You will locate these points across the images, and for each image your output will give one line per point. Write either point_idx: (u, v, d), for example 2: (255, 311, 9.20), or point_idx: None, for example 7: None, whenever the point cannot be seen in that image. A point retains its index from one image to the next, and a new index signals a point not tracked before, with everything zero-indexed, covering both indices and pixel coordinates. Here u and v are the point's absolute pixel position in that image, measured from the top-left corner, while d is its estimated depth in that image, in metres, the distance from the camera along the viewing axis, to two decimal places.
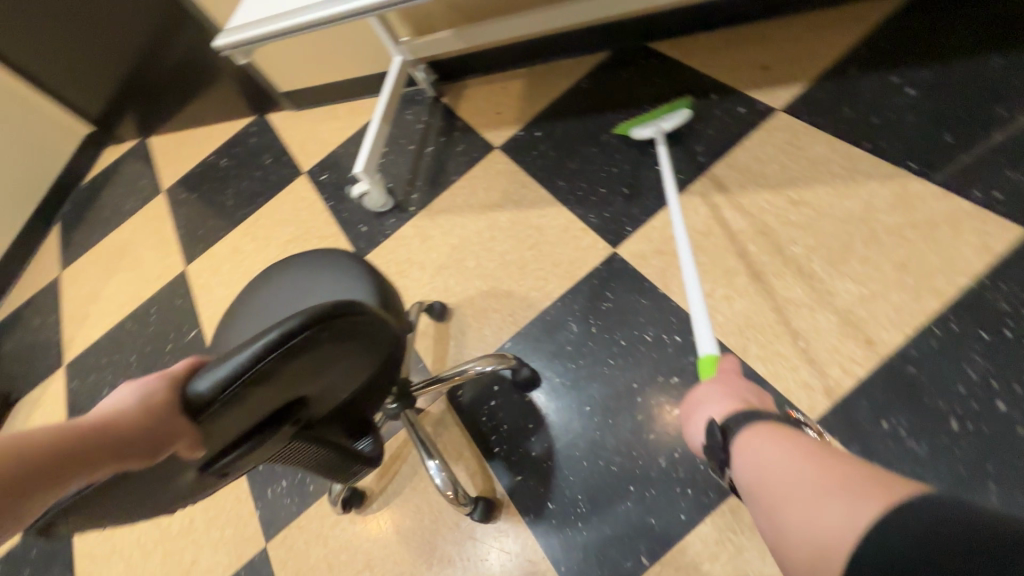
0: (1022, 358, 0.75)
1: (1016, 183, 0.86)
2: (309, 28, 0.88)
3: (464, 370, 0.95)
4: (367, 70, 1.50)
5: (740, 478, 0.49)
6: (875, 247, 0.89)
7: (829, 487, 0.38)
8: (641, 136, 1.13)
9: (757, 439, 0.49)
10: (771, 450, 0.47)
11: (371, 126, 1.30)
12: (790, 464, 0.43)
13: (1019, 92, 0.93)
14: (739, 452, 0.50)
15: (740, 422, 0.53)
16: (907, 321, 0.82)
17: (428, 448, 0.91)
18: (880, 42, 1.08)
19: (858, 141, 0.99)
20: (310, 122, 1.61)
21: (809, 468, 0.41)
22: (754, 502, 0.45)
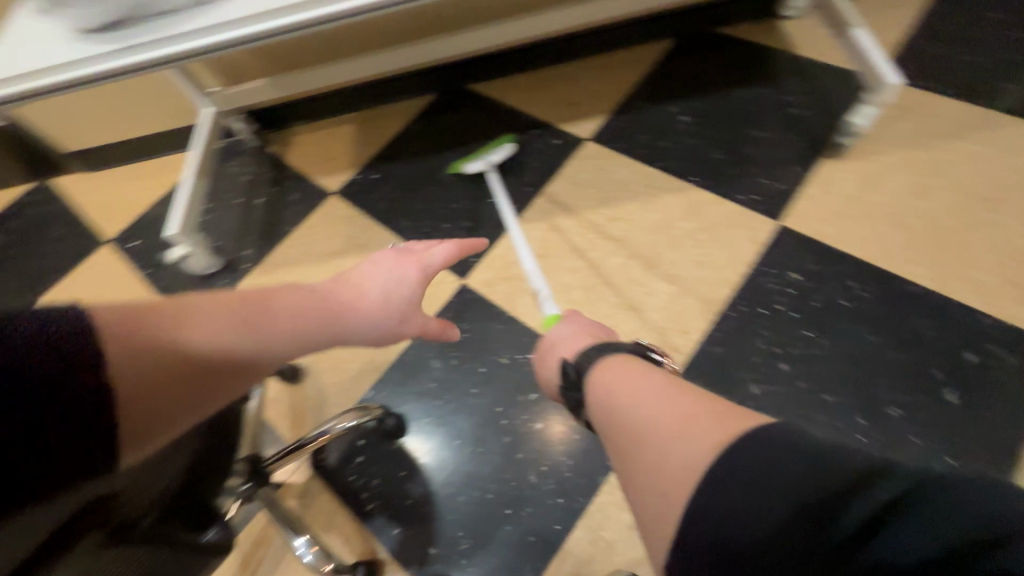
0: (792, 325, 0.92)
1: (767, 186, 1.07)
2: (78, 86, 0.78)
3: (326, 430, 0.88)
4: (176, 122, 1.37)
5: (598, 408, 0.52)
6: (678, 249, 1.04)
7: (680, 429, 0.41)
8: (473, 170, 1.19)
9: (614, 375, 0.53)
10: (629, 383, 0.51)
11: (183, 183, 1.18)
12: (646, 401, 0.46)
13: (758, 115, 1.17)
14: (599, 384, 0.54)
15: (591, 360, 0.57)
16: (710, 309, 0.97)
17: (292, 524, 0.83)
18: (657, 79, 1.28)
19: (653, 161, 1.16)
20: (109, 182, 1.41)
21: (662, 406, 0.44)
22: (610, 434, 0.49)
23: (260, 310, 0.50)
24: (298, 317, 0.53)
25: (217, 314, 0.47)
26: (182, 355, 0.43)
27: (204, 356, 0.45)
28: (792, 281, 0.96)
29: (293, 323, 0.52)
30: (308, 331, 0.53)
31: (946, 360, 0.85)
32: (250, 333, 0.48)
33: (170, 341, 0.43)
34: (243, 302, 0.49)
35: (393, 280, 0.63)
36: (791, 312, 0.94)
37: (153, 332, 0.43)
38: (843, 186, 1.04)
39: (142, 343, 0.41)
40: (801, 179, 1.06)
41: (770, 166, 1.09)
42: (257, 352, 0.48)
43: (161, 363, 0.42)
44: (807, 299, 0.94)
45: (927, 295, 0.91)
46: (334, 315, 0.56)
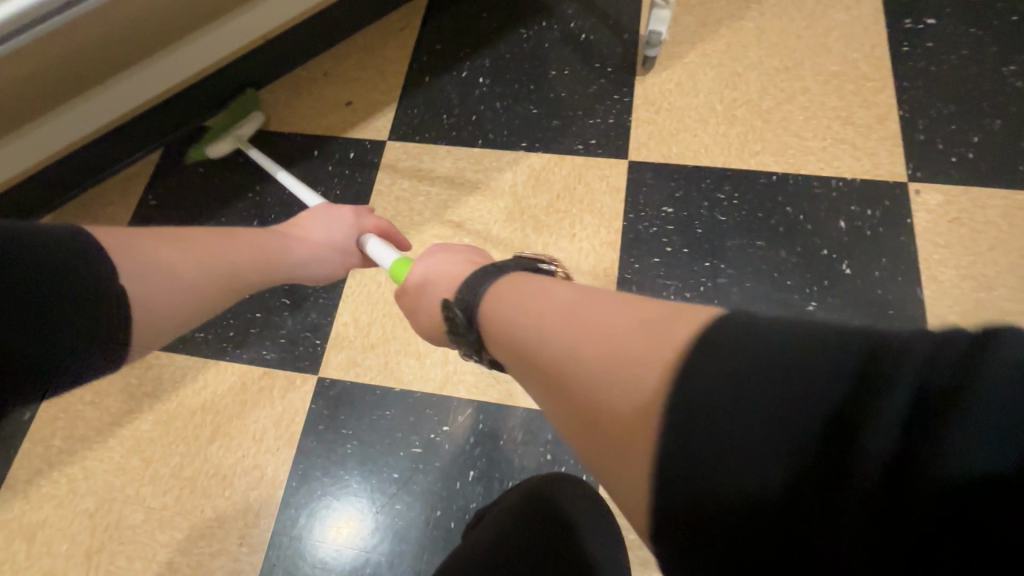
0: (689, 261, 0.85)
1: (598, 125, 0.97)
2: None
3: None
4: None
5: (498, 333, 0.44)
6: (545, 230, 0.90)
7: (619, 348, 0.33)
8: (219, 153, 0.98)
9: (509, 295, 0.45)
10: (525, 304, 0.43)
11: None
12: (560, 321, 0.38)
13: (554, 52, 1.04)
14: (496, 305, 0.45)
15: (479, 292, 0.47)
16: (607, 281, 0.85)
17: None
18: (431, 43, 1.08)
19: (472, 139, 0.98)
20: None
21: (579, 323, 0.37)
22: (526, 367, 0.41)
23: (227, 242, 0.60)
24: (249, 249, 0.62)
25: (191, 234, 0.58)
26: (164, 268, 0.53)
27: (195, 274, 0.56)
28: (668, 215, 0.88)
29: (250, 254, 0.62)
30: (260, 259, 0.63)
31: (828, 235, 0.84)
32: (226, 256, 0.59)
33: (158, 256, 0.53)
34: (211, 237, 0.60)
35: (340, 228, 0.72)
36: (683, 248, 0.86)
37: (157, 249, 0.53)
38: (666, 99, 0.97)
39: (140, 261, 0.51)
40: (627, 107, 0.98)
41: (591, 102, 0.99)
42: (224, 277, 0.59)
43: (155, 267, 0.52)
44: (689, 229, 0.87)
45: (786, 180, 0.89)
46: (282, 254, 0.66)
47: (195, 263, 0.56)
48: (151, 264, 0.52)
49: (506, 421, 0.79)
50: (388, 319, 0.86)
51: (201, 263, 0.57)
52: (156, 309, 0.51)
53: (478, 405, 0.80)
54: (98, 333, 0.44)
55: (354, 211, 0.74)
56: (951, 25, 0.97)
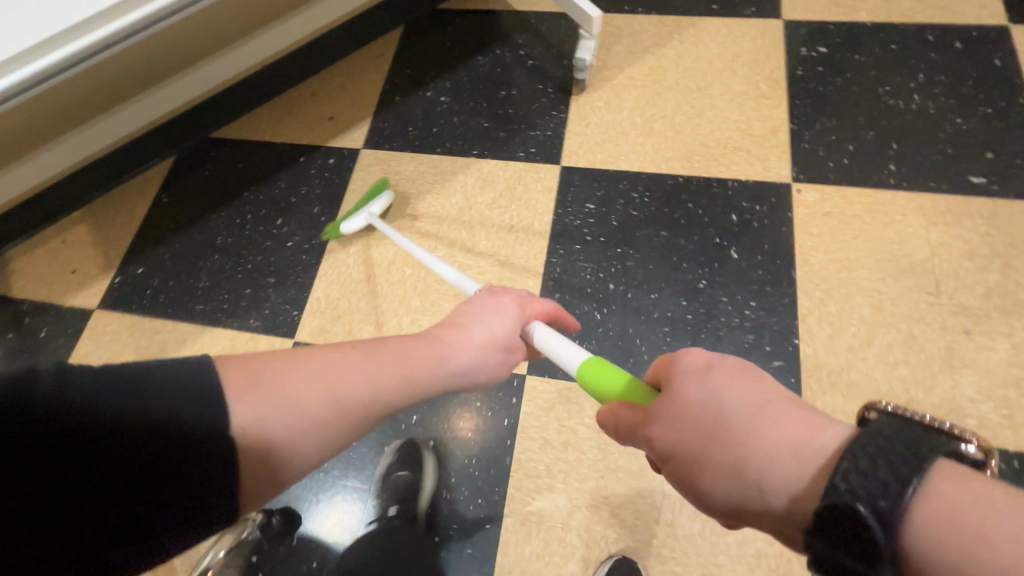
0: (606, 248, 1.01)
1: (538, 136, 1.15)
2: None
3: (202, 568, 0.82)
4: None
5: (900, 535, 0.31)
6: (488, 222, 1.07)
7: None
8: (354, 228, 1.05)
9: (933, 482, 0.32)
10: (766, 424, 0.39)
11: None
12: (939, 495, 0.31)
13: (506, 75, 1.23)
14: (918, 502, 0.31)
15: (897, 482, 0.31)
16: (537, 264, 1.02)
17: None
18: (402, 68, 1.27)
19: (432, 148, 1.16)
20: None
21: (926, 494, 0.31)
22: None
23: (380, 360, 0.51)
24: (417, 372, 0.53)
25: (375, 400, 0.49)
26: (290, 402, 0.44)
27: (320, 406, 0.45)
28: (590, 210, 1.05)
29: (408, 372, 0.52)
30: (424, 378, 0.53)
31: (721, 226, 1.01)
32: (364, 383, 0.49)
33: (281, 381, 0.45)
34: (364, 349, 0.52)
35: (499, 318, 0.63)
36: (600, 237, 1.02)
37: (272, 377, 0.44)
38: (596, 114, 1.15)
39: (266, 392, 0.43)
40: (562, 121, 1.15)
41: (533, 118, 1.17)
42: (363, 394, 0.48)
43: (278, 398, 0.44)
44: (607, 221, 1.04)
45: (690, 181, 1.06)
46: (447, 364, 0.56)
47: (327, 393, 0.46)
48: (271, 401, 0.43)
49: None
50: (354, 295, 1.04)
51: (340, 395, 0.47)
52: (279, 450, 0.43)
53: None
54: (209, 489, 0.39)
55: (517, 303, 0.66)
56: (839, 53, 1.14)
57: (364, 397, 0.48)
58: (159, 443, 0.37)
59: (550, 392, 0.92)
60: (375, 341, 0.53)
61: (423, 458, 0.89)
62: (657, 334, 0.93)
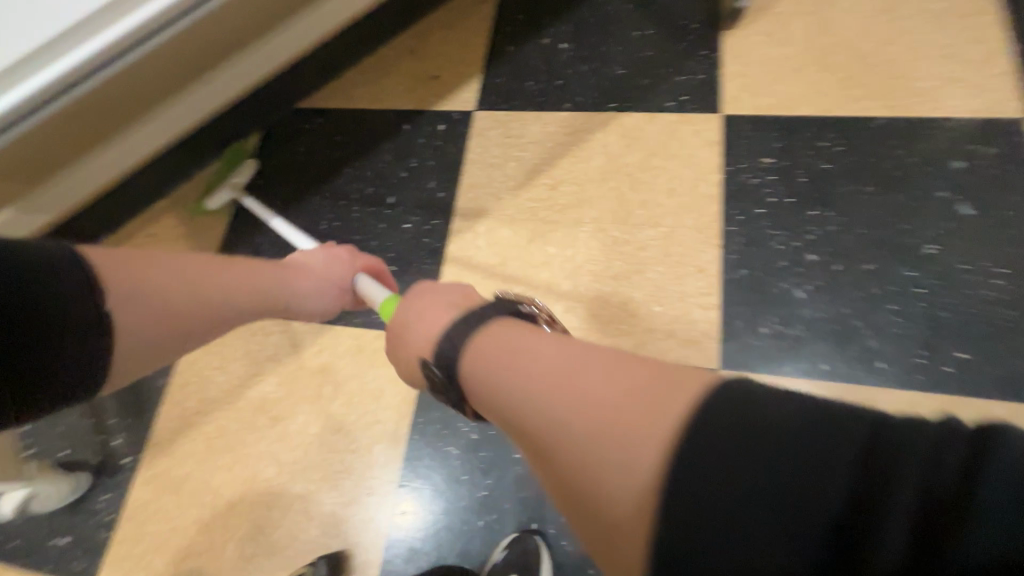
0: (796, 211, 0.83)
1: (689, 81, 0.96)
2: None
3: None
4: None
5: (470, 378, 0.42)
6: (641, 187, 0.90)
7: (608, 420, 0.33)
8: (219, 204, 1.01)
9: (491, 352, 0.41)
10: (559, 393, 0.35)
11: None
12: (499, 351, 0.41)
13: (635, 13, 1.04)
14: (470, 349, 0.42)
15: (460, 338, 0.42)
16: (711, 235, 0.84)
17: None
18: (511, 13, 1.09)
19: (559, 103, 0.99)
20: None
21: (600, 424, 0.33)
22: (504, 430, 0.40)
23: (221, 270, 0.58)
24: (258, 301, 0.61)
25: (208, 300, 0.56)
26: (144, 308, 0.51)
27: (161, 305, 0.52)
28: (770, 166, 0.87)
29: (248, 306, 0.60)
30: (254, 295, 0.60)
31: (943, 176, 0.82)
32: (211, 294, 0.56)
33: (146, 282, 0.52)
34: (212, 264, 0.57)
35: (343, 268, 0.68)
36: (787, 199, 0.84)
37: (137, 276, 0.51)
38: (757, 51, 0.95)
39: (113, 282, 0.49)
40: (715, 61, 0.96)
41: (679, 60, 0.98)
42: (204, 307, 0.56)
43: (146, 300, 0.51)
44: (793, 177, 0.86)
45: (892, 123, 0.86)
46: (286, 292, 0.63)
47: (152, 293, 0.52)
48: (142, 290, 0.51)
49: None
50: (491, 281, 0.89)
51: (162, 296, 0.53)
52: (136, 341, 0.51)
53: None
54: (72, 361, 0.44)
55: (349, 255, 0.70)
56: None
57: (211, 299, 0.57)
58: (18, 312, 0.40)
59: None
60: (219, 257, 0.59)
61: None
62: (880, 314, 0.76)
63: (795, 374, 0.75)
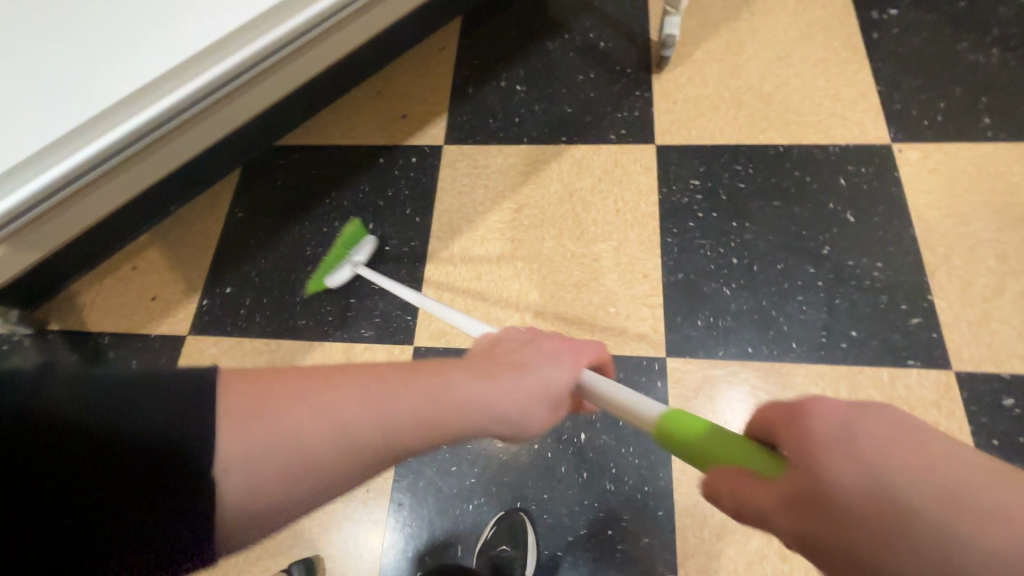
0: (720, 224, 1.00)
1: (627, 117, 1.13)
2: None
3: None
4: None
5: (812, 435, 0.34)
6: (593, 207, 1.04)
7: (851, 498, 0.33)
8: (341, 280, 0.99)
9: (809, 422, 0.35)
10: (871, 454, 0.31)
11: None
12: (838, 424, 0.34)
13: (578, 60, 1.21)
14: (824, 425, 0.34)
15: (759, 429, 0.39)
16: (653, 246, 0.99)
17: None
18: (470, 59, 1.23)
19: (518, 137, 1.13)
20: None
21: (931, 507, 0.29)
22: None
23: (398, 391, 0.41)
24: (433, 417, 0.42)
25: (366, 433, 0.39)
26: (262, 466, 0.36)
27: (303, 443, 0.37)
28: (697, 187, 1.04)
29: (417, 424, 0.41)
30: (442, 418, 0.42)
31: (832, 192, 1.01)
32: (367, 419, 0.39)
33: (280, 425, 0.37)
34: (387, 380, 0.41)
35: (562, 362, 0.51)
36: (713, 213, 1.01)
37: (263, 411, 0.37)
38: (680, 92, 1.14)
39: (257, 422, 0.36)
40: (648, 101, 1.14)
41: (617, 99, 1.15)
42: (355, 444, 0.38)
43: (253, 454, 0.36)
44: (716, 195, 1.03)
45: (790, 149, 1.05)
46: (482, 400, 0.45)
47: (304, 427, 0.37)
48: (265, 433, 0.36)
49: None
50: (467, 294, 1.00)
51: (315, 436, 0.37)
52: (245, 517, 0.36)
53: None
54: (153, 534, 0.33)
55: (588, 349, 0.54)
56: (910, 15, 1.16)
57: (362, 434, 0.39)
58: (125, 466, 0.33)
59: (696, 371, 0.89)
60: (407, 366, 0.43)
61: (580, 452, 0.86)
62: (791, 305, 0.92)
63: (728, 357, 0.90)
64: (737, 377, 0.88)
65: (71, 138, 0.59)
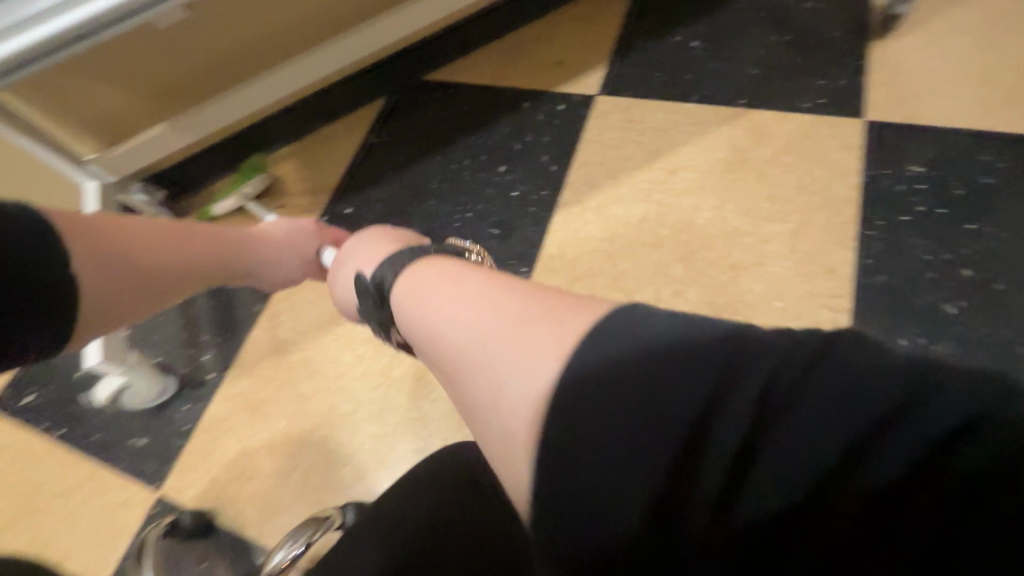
0: (949, 223, 0.76)
1: (829, 85, 0.92)
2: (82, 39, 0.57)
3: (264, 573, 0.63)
4: None
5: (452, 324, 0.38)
6: (769, 181, 0.85)
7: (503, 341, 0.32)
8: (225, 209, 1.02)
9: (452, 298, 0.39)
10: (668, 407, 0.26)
11: (87, 202, 0.92)
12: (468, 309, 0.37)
13: (773, 20, 1.02)
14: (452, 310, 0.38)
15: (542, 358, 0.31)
16: (845, 237, 0.78)
17: None
18: (643, 12, 1.10)
19: (685, 95, 0.97)
20: None
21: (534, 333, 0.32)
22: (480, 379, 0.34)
23: (174, 237, 0.58)
24: (230, 259, 0.64)
25: (170, 259, 0.57)
26: (104, 275, 0.51)
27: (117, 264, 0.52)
28: (918, 175, 0.80)
29: (219, 266, 0.63)
30: (232, 266, 0.64)
31: None
32: (154, 255, 0.56)
33: (119, 249, 0.53)
34: (173, 229, 0.59)
35: (299, 245, 0.71)
36: (938, 210, 0.77)
37: (105, 238, 0.52)
38: (908, 63, 0.90)
39: (100, 253, 0.51)
40: (859, 69, 0.92)
41: (819, 66, 0.94)
42: (184, 264, 0.58)
43: (109, 254, 0.51)
44: (946, 188, 0.78)
45: None
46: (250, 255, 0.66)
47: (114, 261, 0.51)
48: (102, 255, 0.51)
49: None
50: (595, 255, 0.86)
51: (137, 267, 0.54)
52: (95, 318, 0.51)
53: None
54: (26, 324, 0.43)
55: (315, 226, 0.73)
56: None
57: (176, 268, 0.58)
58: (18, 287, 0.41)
59: None
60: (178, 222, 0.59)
61: None
62: None
63: None
64: None
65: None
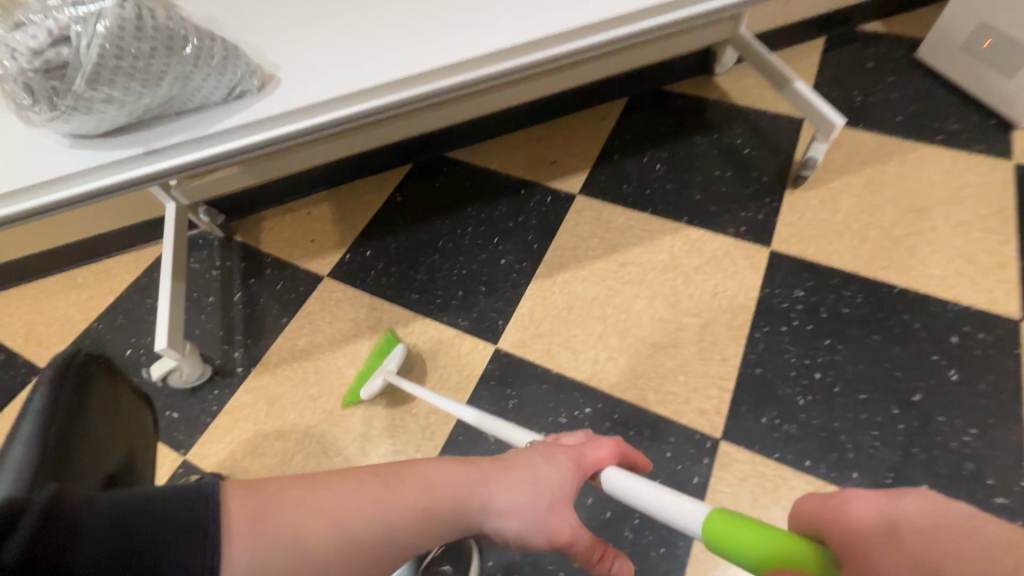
0: (813, 337, 1.03)
1: (750, 217, 1.21)
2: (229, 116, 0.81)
3: None
4: (140, 217, 1.29)
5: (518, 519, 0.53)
6: (693, 283, 1.12)
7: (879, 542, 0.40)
8: (371, 390, 1.00)
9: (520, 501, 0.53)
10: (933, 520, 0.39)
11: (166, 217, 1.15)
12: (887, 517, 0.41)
13: (719, 158, 1.32)
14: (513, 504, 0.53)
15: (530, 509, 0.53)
16: (738, 335, 1.04)
17: None
18: (623, 133, 1.40)
19: (644, 206, 1.25)
20: (53, 297, 1.27)
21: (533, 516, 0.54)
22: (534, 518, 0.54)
23: (398, 494, 0.45)
24: (438, 512, 0.47)
25: (381, 538, 0.43)
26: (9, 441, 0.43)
27: (301, 529, 0.40)
28: (798, 297, 1.08)
29: (428, 527, 0.46)
30: (448, 515, 0.48)
31: (940, 346, 0.99)
32: (360, 519, 0.42)
33: (287, 527, 0.39)
34: (379, 487, 0.45)
35: (530, 499, 0.54)
36: (808, 325, 1.04)
37: (279, 511, 0.40)
38: (809, 211, 1.20)
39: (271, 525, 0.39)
40: (774, 209, 1.21)
41: (746, 200, 1.23)
42: (377, 535, 0.43)
43: (279, 544, 0.38)
44: (816, 311, 1.06)
45: (906, 293, 1.06)
46: (493, 501, 0.52)
47: (321, 523, 0.40)
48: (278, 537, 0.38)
49: (640, 420, 0.97)
50: (555, 319, 1.11)
51: (339, 527, 0.41)
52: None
53: (617, 400, 0.99)
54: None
55: (572, 460, 0.60)
56: None
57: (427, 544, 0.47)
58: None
59: (744, 462, 0.91)
60: (383, 472, 0.47)
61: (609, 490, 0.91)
62: (865, 436, 0.91)
63: (780, 461, 0.91)
64: (785, 482, 0.89)
65: (358, 92, 0.71)
